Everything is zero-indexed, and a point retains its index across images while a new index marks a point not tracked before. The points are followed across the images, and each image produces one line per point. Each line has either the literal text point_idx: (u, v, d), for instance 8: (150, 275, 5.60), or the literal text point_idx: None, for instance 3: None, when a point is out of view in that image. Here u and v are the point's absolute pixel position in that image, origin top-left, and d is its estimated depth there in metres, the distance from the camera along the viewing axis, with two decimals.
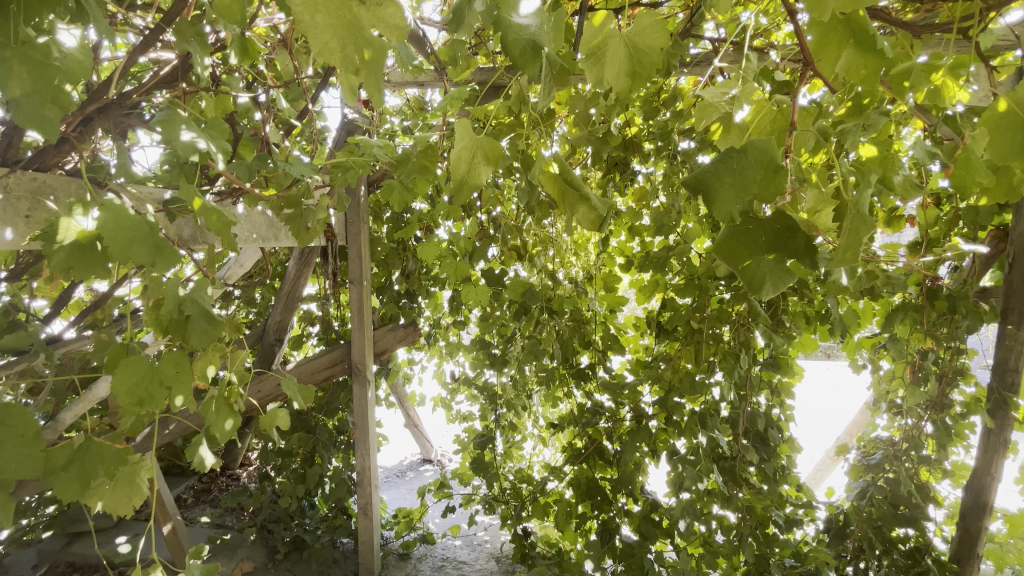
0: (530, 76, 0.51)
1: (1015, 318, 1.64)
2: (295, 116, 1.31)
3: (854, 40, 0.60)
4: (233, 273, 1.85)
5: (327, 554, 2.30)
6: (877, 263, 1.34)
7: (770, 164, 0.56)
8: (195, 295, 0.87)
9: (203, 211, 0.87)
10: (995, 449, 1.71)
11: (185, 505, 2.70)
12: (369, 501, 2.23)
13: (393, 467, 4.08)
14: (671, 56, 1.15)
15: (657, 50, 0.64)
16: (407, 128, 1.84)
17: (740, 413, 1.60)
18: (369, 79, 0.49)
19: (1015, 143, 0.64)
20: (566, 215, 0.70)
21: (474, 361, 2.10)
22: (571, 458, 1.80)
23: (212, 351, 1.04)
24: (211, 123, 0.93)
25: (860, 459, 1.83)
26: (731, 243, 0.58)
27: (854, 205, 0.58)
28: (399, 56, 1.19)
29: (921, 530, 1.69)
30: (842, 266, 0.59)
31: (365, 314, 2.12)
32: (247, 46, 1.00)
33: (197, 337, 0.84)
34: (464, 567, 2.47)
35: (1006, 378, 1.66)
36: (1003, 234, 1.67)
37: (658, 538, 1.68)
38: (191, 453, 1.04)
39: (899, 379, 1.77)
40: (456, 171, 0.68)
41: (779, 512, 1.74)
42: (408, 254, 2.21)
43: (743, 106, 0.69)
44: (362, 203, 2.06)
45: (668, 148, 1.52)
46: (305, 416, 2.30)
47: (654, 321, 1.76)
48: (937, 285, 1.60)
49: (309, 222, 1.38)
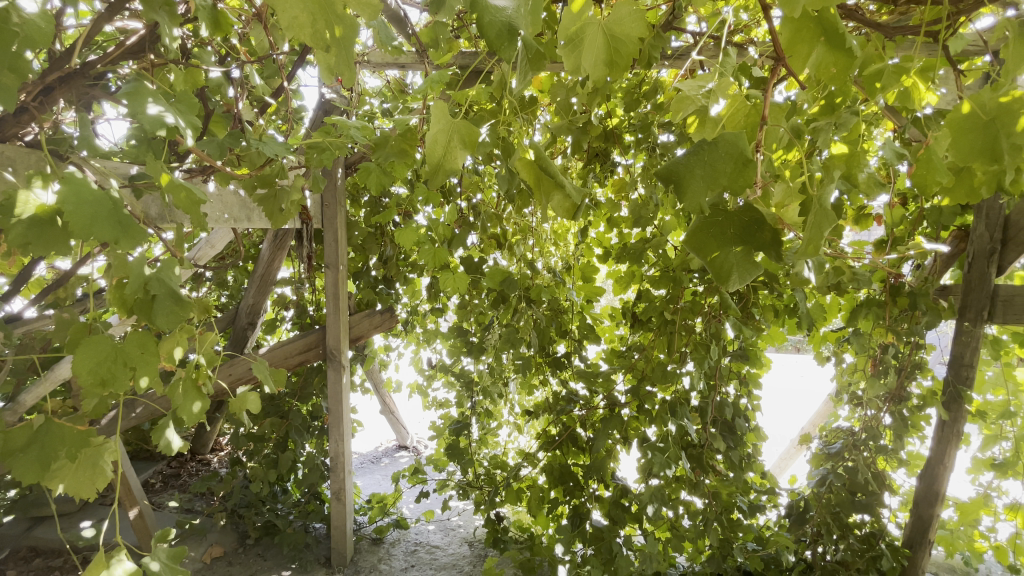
0: (506, 60, 0.50)
1: (972, 315, 1.72)
2: (269, 95, 1.28)
3: (824, 38, 0.62)
4: (203, 254, 1.80)
5: (299, 538, 2.28)
6: (844, 259, 1.38)
7: (740, 157, 0.57)
8: (162, 275, 0.85)
9: (170, 188, 0.84)
10: (949, 440, 1.80)
11: (153, 490, 2.66)
12: (342, 486, 2.22)
13: (368, 453, 4.07)
14: (653, 49, 1.16)
15: (635, 39, 0.64)
16: (387, 110, 1.79)
17: (709, 402, 1.65)
18: (339, 56, 0.51)
19: (975, 144, 0.67)
20: (542, 203, 0.70)
21: (452, 348, 2.11)
22: (544, 445, 1.81)
23: (179, 332, 1.01)
24: (178, 97, 0.91)
25: (822, 448, 1.89)
26: (701, 234, 0.59)
27: (818, 199, 0.61)
28: (379, 36, 1.16)
29: (876, 516, 1.77)
30: (806, 258, 0.61)
31: (341, 300, 2.09)
32: (218, 18, 0.96)
33: (163, 317, 0.82)
34: (437, 551, 2.49)
35: (961, 372, 1.75)
36: (964, 235, 1.74)
37: (627, 523, 1.71)
38: (157, 436, 1.02)
39: (861, 371, 1.80)
40: (431, 155, 0.67)
41: (744, 498, 1.80)
42: (385, 239, 2.17)
43: (719, 100, 0.70)
44: (339, 186, 2.03)
45: (647, 141, 1.54)
46: (278, 402, 2.27)
47: (629, 312, 1.78)
48: (900, 282, 1.65)
49: (283, 203, 1.34)
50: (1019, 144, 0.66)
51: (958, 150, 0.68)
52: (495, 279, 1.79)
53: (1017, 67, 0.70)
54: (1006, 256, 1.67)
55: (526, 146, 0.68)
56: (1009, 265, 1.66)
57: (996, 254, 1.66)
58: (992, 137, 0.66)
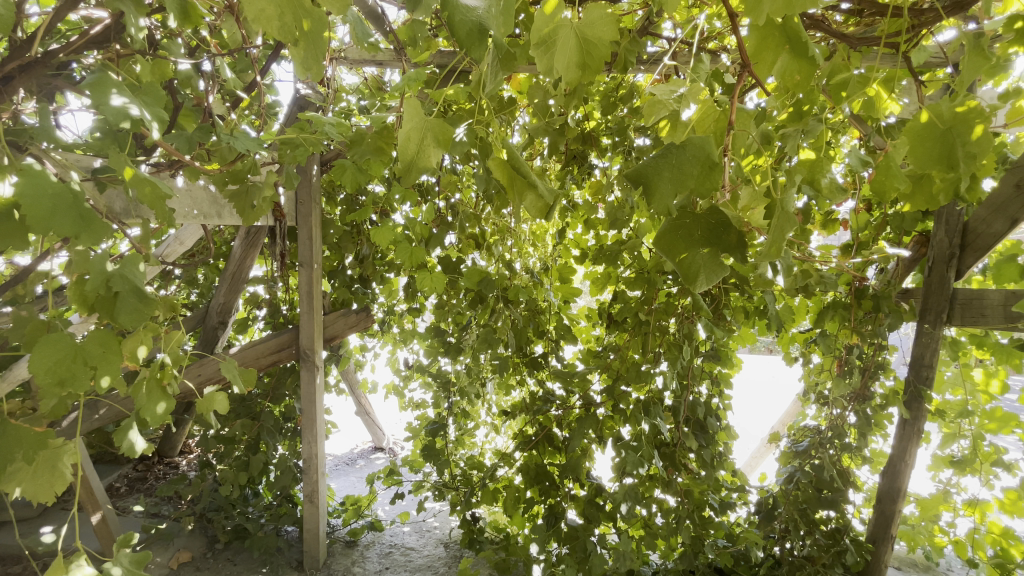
0: (476, 58, 0.50)
1: (931, 317, 1.78)
2: (241, 89, 1.26)
3: (789, 46, 0.64)
4: (171, 250, 1.75)
5: (270, 542, 2.24)
6: (811, 262, 1.42)
7: (706, 161, 0.59)
8: (125, 271, 0.83)
9: (135, 181, 0.82)
10: (910, 438, 1.87)
11: (118, 494, 2.57)
12: (315, 489, 2.18)
13: (343, 455, 4.02)
14: (629, 53, 1.19)
15: (606, 43, 0.65)
16: (364, 108, 1.76)
17: (682, 401, 1.68)
18: (306, 48, 0.55)
19: (933, 152, 0.70)
20: (515, 202, 0.70)
21: (429, 349, 2.09)
22: (520, 444, 1.81)
23: (143, 330, 0.98)
24: (143, 88, 0.89)
25: (790, 446, 1.94)
26: (669, 237, 0.61)
27: (780, 204, 0.63)
28: (355, 32, 1.16)
29: (841, 512, 1.83)
30: (768, 261, 0.63)
31: (315, 299, 2.06)
32: (187, 10, 0.92)
33: (127, 316, 0.80)
34: (412, 553, 2.46)
35: (922, 372, 1.82)
36: (925, 239, 1.81)
37: (601, 522, 1.73)
38: (120, 438, 0.99)
39: (827, 371, 1.86)
40: (404, 153, 0.67)
41: (715, 495, 1.84)
42: (361, 238, 2.14)
43: (689, 105, 0.71)
44: (315, 183, 2.00)
45: (623, 144, 1.54)
46: (249, 403, 2.21)
47: (606, 313, 1.80)
48: (864, 285, 1.71)
49: (255, 199, 1.31)
50: (973, 153, 0.69)
51: (917, 158, 0.71)
52: (473, 278, 1.79)
53: (972, 77, 0.73)
54: (965, 260, 1.73)
55: (500, 146, 0.68)
56: (966, 270, 1.73)
57: (954, 259, 1.73)
58: (949, 145, 0.69)
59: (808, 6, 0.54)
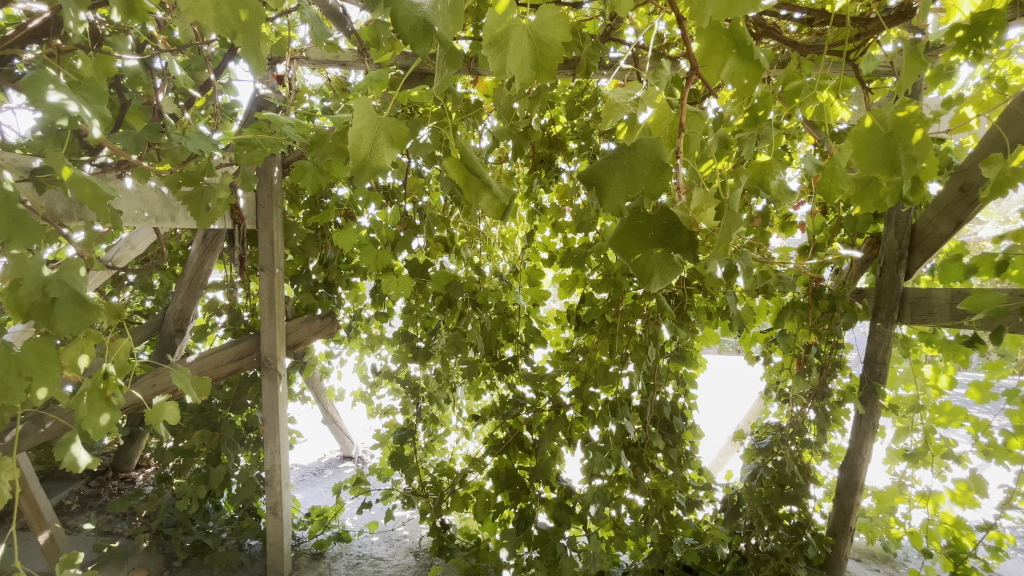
0: (421, 53, 0.49)
1: (883, 316, 1.86)
2: (194, 87, 1.22)
3: (736, 50, 0.65)
4: (122, 255, 1.68)
5: (231, 557, 2.16)
6: (770, 263, 1.45)
7: (657, 162, 0.60)
8: (63, 276, 0.78)
9: (74, 181, 0.78)
10: (865, 432, 1.94)
11: (67, 513, 2.44)
12: (279, 500, 2.11)
13: (310, 465, 3.93)
14: (591, 57, 1.20)
15: (559, 44, 0.65)
16: (327, 109, 1.73)
17: (649, 401, 1.70)
18: (246, 40, 0.57)
19: (876, 156, 0.72)
20: (471, 203, 0.69)
21: (398, 354, 2.04)
22: (490, 448, 1.79)
23: (84, 338, 0.93)
24: (84, 84, 0.84)
25: (754, 443, 1.99)
26: (624, 237, 0.61)
27: (728, 205, 0.65)
28: (315, 30, 1.13)
29: (803, 506, 1.88)
30: (719, 259, 0.65)
31: (277, 305, 2.00)
32: (133, 5, 0.87)
33: (65, 322, 0.76)
34: (380, 564, 2.41)
35: (875, 369, 1.90)
36: (876, 242, 1.89)
37: (571, 524, 1.72)
38: (61, 452, 0.94)
39: (788, 370, 1.92)
40: (357, 152, 0.65)
41: (682, 494, 1.86)
42: (327, 242, 2.09)
43: (646, 108, 0.73)
44: (276, 185, 1.95)
45: (589, 148, 1.57)
46: (209, 413, 2.13)
47: (574, 315, 1.81)
48: (820, 286, 1.75)
49: (210, 202, 1.27)
50: (913, 156, 0.72)
51: (861, 159, 0.73)
52: (441, 282, 1.76)
53: (910, 85, 0.76)
54: (914, 261, 1.80)
55: (454, 146, 0.68)
56: (915, 270, 1.80)
57: (904, 260, 1.80)
58: (891, 148, 0.72)
59: (749, 9, 0.55)
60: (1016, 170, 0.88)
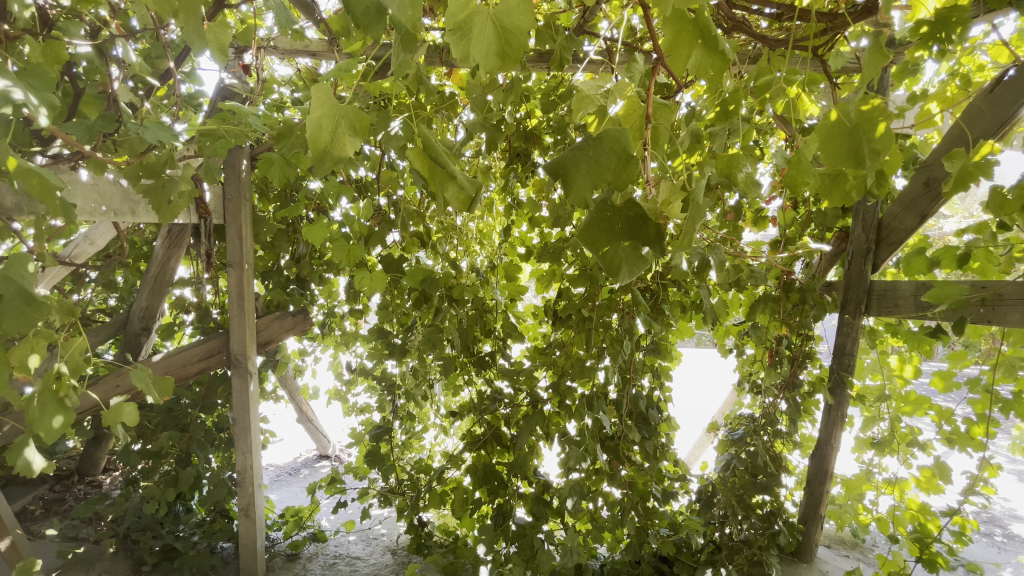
0: (374, 35, 0.52)
1: (851, 308, 1.92)
2: (153, 76, 1.17)
3: (702, 40, 0.65)
4: (80, 251, 1.62)
5: (203, 560, 2.12)
6: (742, 258, 1.47)
7: (622, 154, 0.59)
8: (9, 272, 0.74)
9: (19, 172, 0.74)
10: (835, 422, 2.03)
11: (29, 519, 2.35)
12: (251, 501, 2.07)
13: (286, 465, 3.87)
14: (565, 49, 1.18)
15: (525, 31, 0.63)
16: (297, 100, 1.69)
17: (625, 395, 1.71)
18: (187, 19, 0.66)
19: (841, 149, 0.73)
20: (437, 194, 0.68)
21: (373, 351, 2.01)
22: (468, 444, 1.77)
23: (34, 337, 0.89)
24: (31, 71, 0.80)
25: (727, 434, 2.02)
26: (593, 229, 0.60)
27: (692, 197, 0.65)
28: (279, 17, 1.10)
29: (775, 495, 1.92)
30: (685, 251, 0.65)
31: (247, 302, 1.96)
32: None
33: (11, 322, 0.72)
34: (357, 563, 2.38)
35: (844, 360, 1.98)
36: (845, 235, 1.93)
37: (549, 518, 1.72)
38: (12, 457, 0.90)
39: (760, 362, 1.95)
40: (316, 141, 0.64)
41: (658, 486, 1.89)
42: (298, 237, 2.04)
43: (616, 100, 0.72)
44: (244, 178, 1.90)
45: (565, 142, 1.55)
46: (177, 413, 2.07)
47: (552, 310, 1.81)
48: (791, 279, 1.76)
49: (172, 195, 1.20)
50: (876, 149, 0.72)
51: (827, 152, 0.74)
52: (416, 277, 1.73)
53: (873, 79, 0.77)
54: (880, 254, 1.86)
55: (418, 136, 0.67)
56: (881, 263, 1.86)
57: (871, 253, 1.85)
58: (855, 143, 0.73)
59: None
60: (977, 165, 0.91)
